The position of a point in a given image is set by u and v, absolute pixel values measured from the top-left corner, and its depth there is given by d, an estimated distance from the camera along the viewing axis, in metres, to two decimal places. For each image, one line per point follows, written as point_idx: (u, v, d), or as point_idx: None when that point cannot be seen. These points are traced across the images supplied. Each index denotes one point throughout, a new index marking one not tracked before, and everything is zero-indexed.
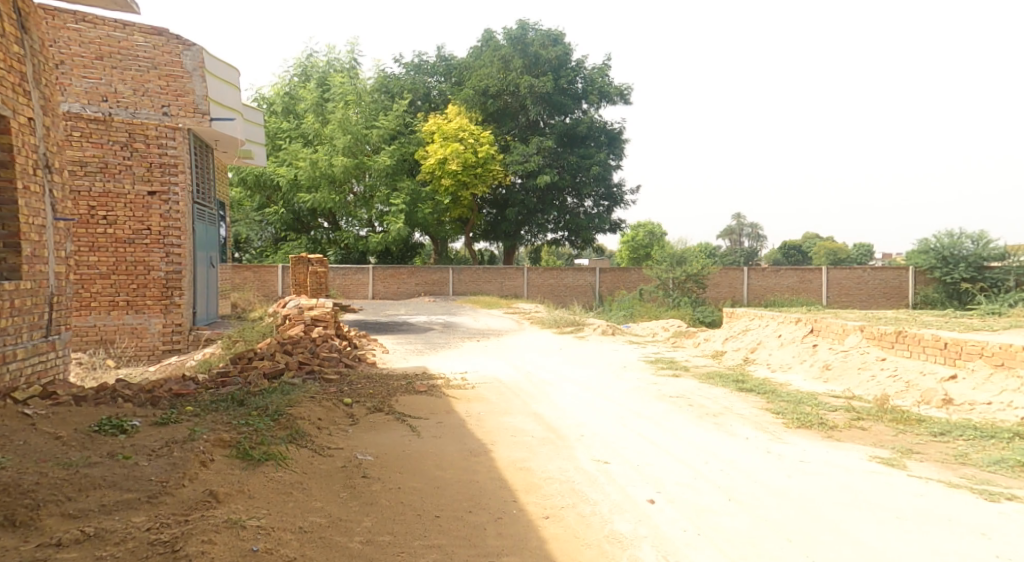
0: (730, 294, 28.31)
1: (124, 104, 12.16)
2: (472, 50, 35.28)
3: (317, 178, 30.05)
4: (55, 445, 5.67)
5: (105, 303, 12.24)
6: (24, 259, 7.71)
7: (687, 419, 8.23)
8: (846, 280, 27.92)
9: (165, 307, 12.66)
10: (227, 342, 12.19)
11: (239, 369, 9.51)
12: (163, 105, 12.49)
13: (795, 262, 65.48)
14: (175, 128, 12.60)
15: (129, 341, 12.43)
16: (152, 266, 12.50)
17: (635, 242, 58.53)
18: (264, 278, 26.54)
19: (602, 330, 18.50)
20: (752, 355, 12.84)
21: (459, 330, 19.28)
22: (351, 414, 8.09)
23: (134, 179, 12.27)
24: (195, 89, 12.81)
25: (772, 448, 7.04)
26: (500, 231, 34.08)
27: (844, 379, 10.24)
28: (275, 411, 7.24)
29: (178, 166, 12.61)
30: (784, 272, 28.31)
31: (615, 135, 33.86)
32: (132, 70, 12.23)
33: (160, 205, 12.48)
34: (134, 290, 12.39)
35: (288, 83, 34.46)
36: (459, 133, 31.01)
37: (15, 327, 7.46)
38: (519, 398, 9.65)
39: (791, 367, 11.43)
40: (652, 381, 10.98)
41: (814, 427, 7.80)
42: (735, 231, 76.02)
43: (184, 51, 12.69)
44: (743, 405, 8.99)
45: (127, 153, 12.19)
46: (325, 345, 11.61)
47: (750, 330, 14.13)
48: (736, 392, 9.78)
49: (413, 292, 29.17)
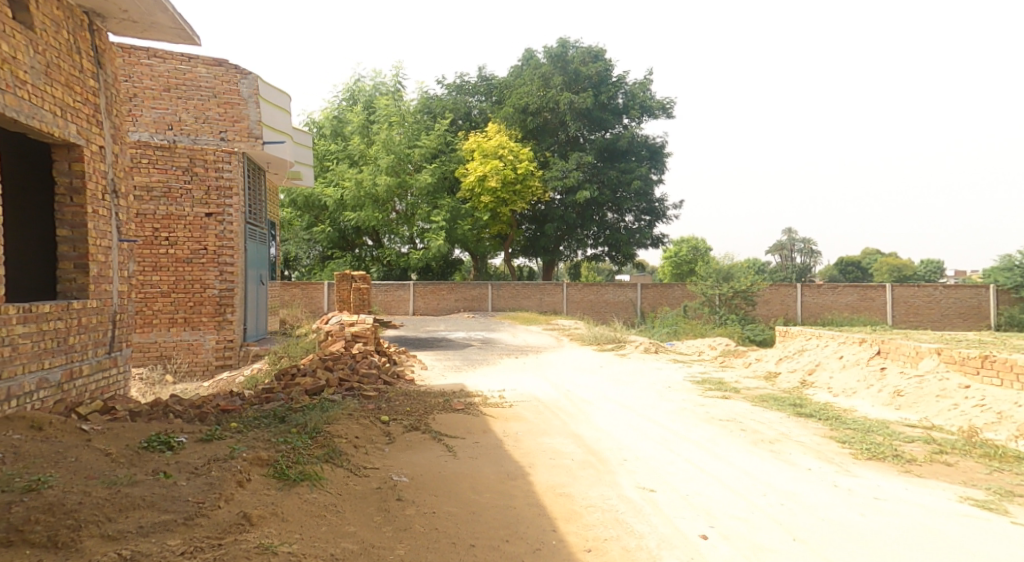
0: (782, 310, 27.78)
1: (187, 132, 12.26)
2: (512, 69, 35.21)
3: (362, 198, 30.18)
4: (105, 461, 5.47)
5: (165, 320, 12.26)
6: (92, 278, 7.68)
7: (740, 446, 7.90)
8: (915, 298, 27.23)
9: (219, 324, 12.63)
10: (272, 358, 12.10)
11: (281, 386, 9.40)
12: (220, 131, 12.54)
13: (851, 278, 64.09)
14: (231, 152, 12.62)
15: (186, 357, 12.41)
16: (207, 284, 12.50)
17: (678, 257, 57.66)
18: (310, 295, 26.68)
19: (645, 347, 18.12)
20: (810, 377, 12.51)
21: (498, 347, 19.08)
22: (388, 433, 7.88)
23: (193, 202, 12.34)
24: (251, 114, 12.82)
25: (838, 482, 6.65)
26: (539, 247, 33.89)
27: (920, 408, 9.86)
28: (313, 428, 7.04)
29: (233, 189, 12.62)
30: (842, 289, 27.57)
31: (656, 149, 33.48)
32: (194, 100, 12.31)
33: (217, 226, 12.51)
34: (191, 307, 12.40)
35: (335, 108, 34.76)
36: (498, 150, 30.95)
37: (81, 344, 7.48)
38: (558, 418, 9.36)
39: (857, 392, 11.07)
40: (698, 402, 10.63)
41: (888, 459, 7.43)
42: (787, 247, 74.51)
43: (241, 79, 12.66)
44: (802, 432, 8.65)
45: (188, 178, 12.28)
46: (364, 361, 11.46)
47: (807, 351, 13.77)
48: (794, 418, 9.53)
49: (453, 308, 29.08)
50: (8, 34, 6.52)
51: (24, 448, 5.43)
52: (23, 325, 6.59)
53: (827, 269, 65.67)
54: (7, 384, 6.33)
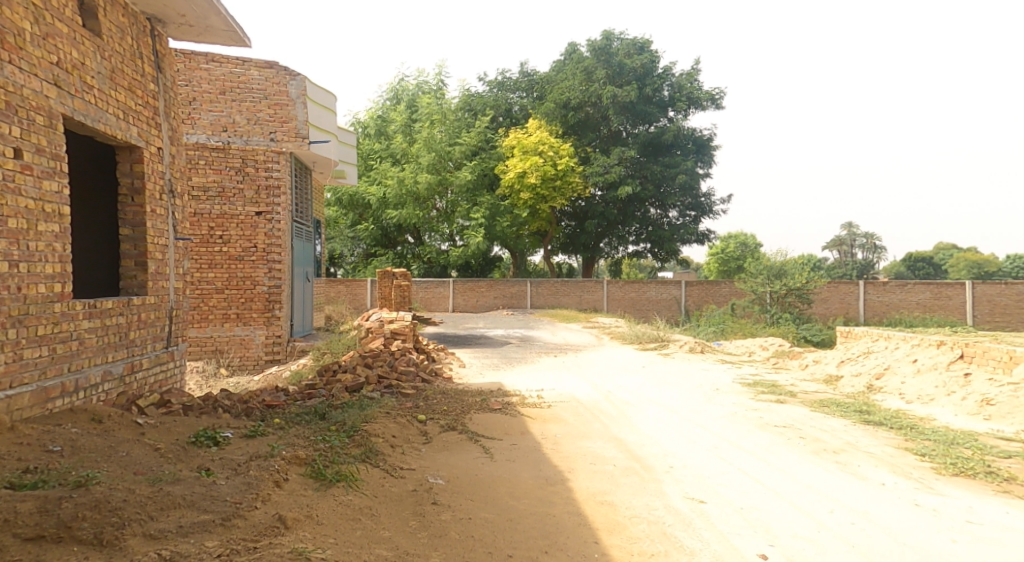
0: (842, 310, 27.18)
1: (240, 133, 12.33)
2: (555, 64, 34.95)
3: (403, 196, 30.32)
4: (154, 457, 5.43)
5: (219, 315, 12.37)
6: (150, 276, 7.70)
7: (800, 457, 7.70)
8: (1001, 297, 26.19)
9: (268, 320, 12.67)
10: (315, 354, 12.12)
11: (323, 382, 9.40)
12: (270, 131, 12.55)
13: (924, 275, 62.69)
14: (280, 152, 12.64)
15: (238, 351, 12.49)
16: (257, 280, 12.55)
17: (725, 254, 56.95)
18: (354, 292, 26.86)
19: (689, 347, 17.79)
20: (878, 381, 12.18)
21: (536, 344, 18.94)
22: (424, 433, 7.80)
23: (244, 201, 12.41)
24: (298, 115, 12.76)
25: (919, 500, 6.52)
26: (579, 244, 33.64)
27: (1013, 418, 9.55)
28: (351, 427, 6.97)
29: (281, 188, 12.65)
30: (913, 287, 26.90)
31: (703, 142, 32.92)
32: (247, 101, 12.36)
33: (266, 225, 12.56)
34: (242, 303, 12.47)
35: (380, 108, 34.88)
36: (539, 147, 30.71)
37: (141, 339, 7.49)
38: (599, 420, 9.21)
39: (934, 398, 10.81)
40: (749, 407, 10.38)
41: (981, 477, 7.24)
42: (848, 243, 73.00)
43: (291, 80, 12.62)
44: (871, 442, 8.44)
45: (240, 177, 12.36)
46: (403, 358, 11.39)
47: (874, 353, 13.40)
48: (862, 426, 9.27)
49: (492, 305, 29.02)
50: (78, 40, 6.58)
51: (80, 441, 5.44)
52: (88, 320, 6.59)
53: (896, 265, 64.00)
54: (74, 376, 6.35)
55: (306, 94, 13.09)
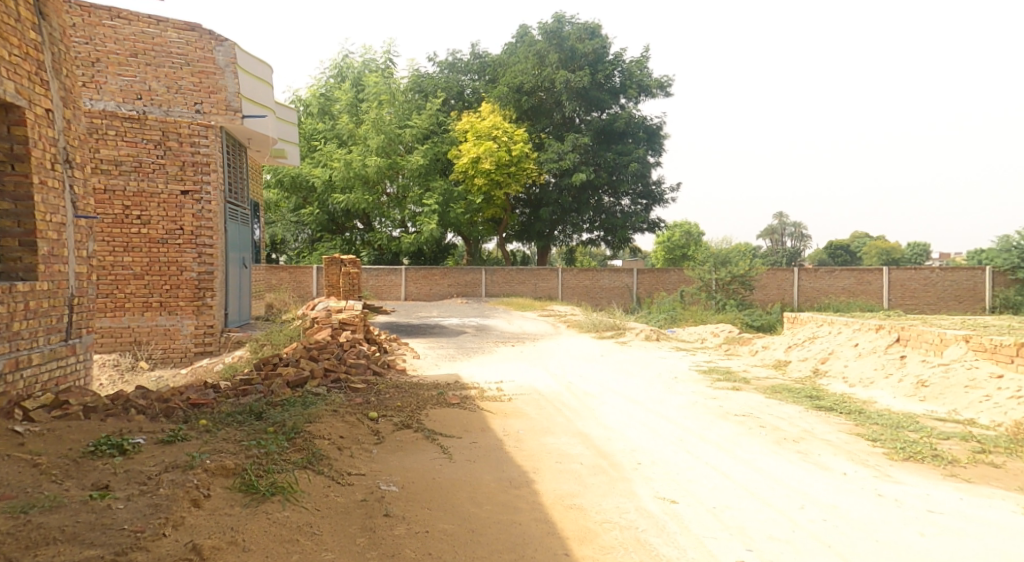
0: (778, 296, 27.11)
1: (157, 102, 11.43)
2: (506, 47, 34.28)
3: (351, 179, 29.37)
4: (34, 476, 4.68)
5: (139, 304, 11.52)
6: (41, 258, 7.00)
7: (766, 448, 7.26)
8: (911, 280, 26.53)
9: (197, 308, 11.87)
10: (255, 346, 11.32)
11: (262, 376, 8.68)
12: (196, 102, 11.73)
13: (839, 261, 63.91)
14: (207, 125, 11.83)
15: (162, 343, 11.68)
16: (184, 266, 11.73)
17: (671, 242, 57.22)
18: (299, 279, 25.88)
19: (645, 334, 17.41)
20: (822, 366, 11.90)
21: (493, 334, 18.34)
22: (376, 432, 7.15)
23: (167, 178, 11.55)
24: (228, 85, 12.03)
25: (882, 490, 6.11)
26: (534, 232, 33.17)
27: (947, 399, 9.31)
28: (292, 428, 6.30)
29: (211, 165, 11.84)
30: (839, 273, 26.95)
31: (654, 130, 32.63)
32: (165, 67, 11.49)
33: (193, 204, 11.73)
34: (166, 291, 11.65)
35: (324, 85, 33.67)
36: (493, 132, 30.17)
37: (31, 331, 6.77)
38: (561, 414, 8.68)
39: (873, 382, 10.53)
40: (708, 396, 9.95)
41: (928, 461, 6.90)
42: (779, 231, 73.96)
43: (217, 46, 11.91)
44: (827, 429, 8.07)
45: (160, 152, 11.47)
46: (352, 350, 10.69)
47: (818, 338, 13.13)
48: (815, 412, 8.90)
49: (446, 293, 28.35)
50: None
51: None
52: None
53: (817, 253, 65.34)
54: None
55: (237, 63, 12.37)
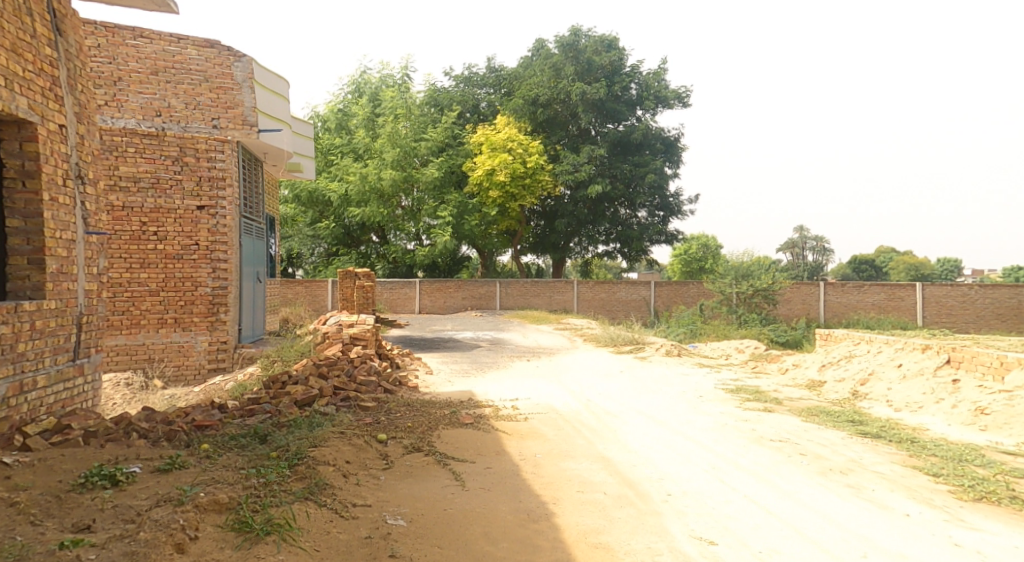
0: (803, 310, 26.38)
1: (177, 119, 11.14)
2: (523, 60, 34.00)
3: (367, 193, 29.11)
4: (11, 517, 4.29)
5: (154, 321, 11.15)
6: (49, 276, 6.62)
7: (809, 479, 6.76)
8: (948, 297, 25.91)
9: (211, 324, 11.52)
10: (264, 363, 10.93)
11: (270, 395, 8.31)
12: (213, 117, 11.45)
13: (864, 275, 63.02)
14: (224, 141, 11.53)
15: (176, 360, 11.32)
16: (199, 282, 11.39)
17: (689, 256, 56.59)
18: (314, 293, 25.57)
19: (666, 350, 16.86)
20: (862, 388, 11.34)
21: (508, 348, 17.90)
22: (385, 456, 6.72)
23: (183, 194, 11.22)
24: (245, 100, 11.74)
25: (954, 539, 5.60)
26: (549, 243, 32.76)
27: (1012, 429, 8.74)
28: (296, 453, 5.88)
29: (227, 180, 11.52)
30: (869, 288, 26.25)
31: (672, 141, 32.17)
32: (184, 84, 11.18)
33: (209, 219, 11.40)
34: (181, 307, 11.29)
35: (341, 101, 33.53)
36: (507, 144, 29.80)
37: (36, 352, 6.40)
38: (581, 435, 8.21)
39: (923, 407, 9.98)
40: (738, 417, 9.44)
41: (1006, 503, 6.35)
42: (798, 244, 72.93)
43: (235, 62, 11.57)
44: (877, 460, 7.53)
45: (178, 167, 11.16)
46: (363, 366, 10.27)
47: (856, 357, 12.57)
48: (860, 439, 8.37)
49: (460, 306, 27.94)
50: None
51: None
52: None
53: (840, 267, 64.36)
54: None
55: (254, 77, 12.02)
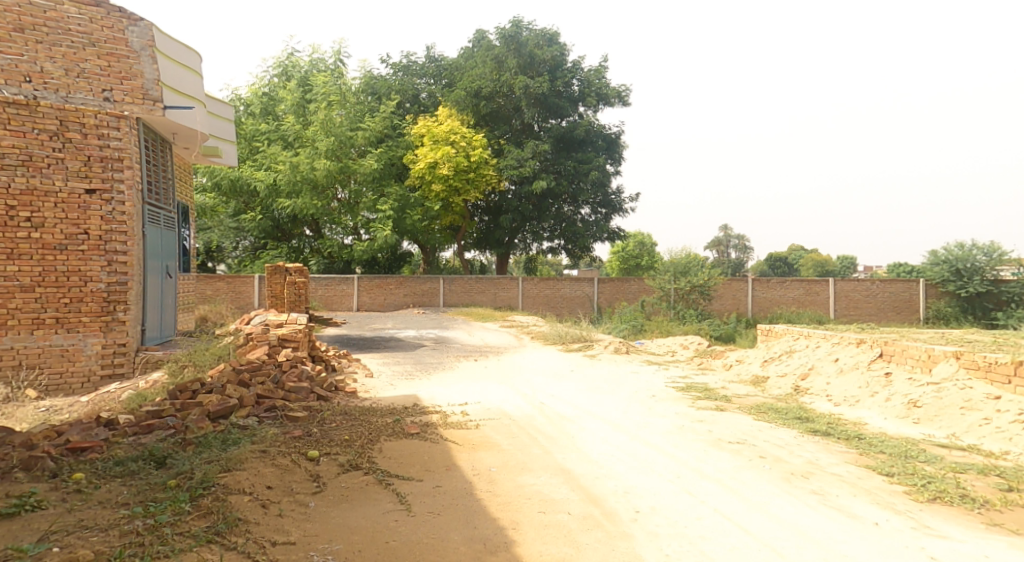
0: (734, 306, 26.09)
1: (53, 86, 10.10)
2: (463, 51, 33.13)
3: (298, 183, 27.90)
4: None
5: (27, 321, 10.00)
6: None
7: (774, 486, 6.13)
8: (855, 292, 26.09)
9: (105, 325, 10.50)
10: (173, 369, 9.86)
11: (176, 406, 7.47)
12: (104, 89, 10.50)
13: (780, 272, 64.10)
14: (119, 116, 10.59)
15: (57, 366, 10.20)
16: (91, 277, 10.37)
17: (625, 253, 56.52)
18: (239, 290, 24.27)
19: (615, 348, 16.24)
20: (803, 382, 10.87)
21: (453, 347, 17.06)
22: (315, 477, 6.01)
23: (67, 175, 10.19)
24: (144, 71, 10.86)
25: (929, 551, 5.07)
26: (493, 239, 32.12)
27: (944, 422, 8.35)
28: (201, 481, 5.60)
29: (124, 160, 10.58)
30: (790, 282, 26.19)
31: (614, 139, 31.73)
32: (62, 46, 10.20)
33: (101, 205, 10.41)
34: (65, 305, 10.22)
35: (267, 85, 32.07)
36: (450, 136, 28.92)
37: None
38: (538, 444, 7.48)
39: (859, 401, 9.53)
40: (694, 418, 8.80)
41: (959, 504, 5.85)
42: (725, 243, 74.04)
43: (130, 26, 10.75)
44: (832, 460, 6.95)
45: (58, 144, 10.13)
46: (294, 371, 9.35)
47: (795, 352, 12.11)
48: (811, 438, 7.82)
49: (401, 303, 27.00)
50: None
51: None
52: None
53: (758, 264, 65.64)
54: None
55: (157, 46, 11.16)
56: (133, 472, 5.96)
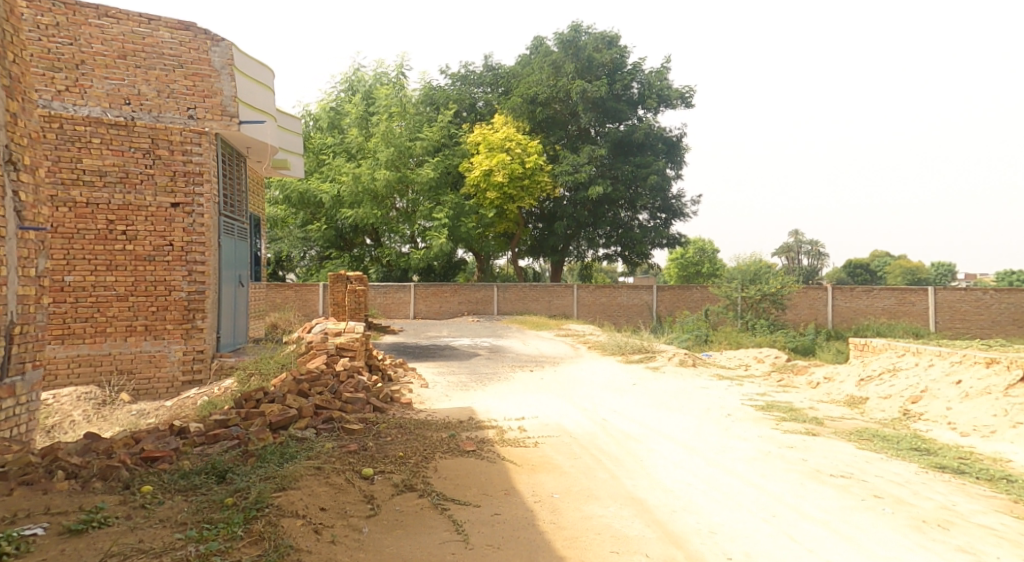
0: (811, 315, 25.17)
1: (148, 107, 10.07)
2: (521, 58, 32.77)
3: (360, 194, 27.97)
4: None
5: (122, 328, 10.00)
6: None
7: (905, 541, 5.60)
8: (960, 302, 24.73)
9: (187, 332, 10.36)
10: (241, 377, 9.66)
11: (241, 415, 7.22)
12: (189, 107, 10.35)
13: (863, 280, 62.39)
14: (201, 132, 10.43)
15: (146, 372, 10.15)
16: (174, 286, 10.25)
17: (684, 259, 55.37)
18: (305, 298, 24.33)
19: (679, 360, 15.60)
20: (914, 406, 10.14)
21: (508, 356, 16.63)
22: (370, 498, 5.63)
23: (156, 190, 10.12)
24: (224, 89, 10.59)
25: None
26: (547, 246, 31.54)
27: None
28: (256, 500, 5.27)
29: (204, 175, 10.39)
30: (878, 293, 25.01)
31: (674, 142, 31.02)
32: (156, 70, 10.14)
33: (184, 218, 10.28)
34: (153, 313, 10.14)
35: (334, 99, 32.23)
36: (505, 143, 28.69)
37: None
38: (602, 467, 7.02)
39: (996, 432, 8.75)
40: (782, 443, 8.20)
41: None
42: (794, 249, 72.05)
43: (212, 47, 10.51)
44: (975, 507, 6.35)
45: (149, 161, 10.08)
46: (350, 382, 9.05)
47: (901, 370, 11.34)
48: (948, 478, 7.13)
49: (456, 311, 26.74)
50: None
51: None
52: None
53: (836, 271, 63.56)
54: None
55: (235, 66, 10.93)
56: (196, 487, 5.67)
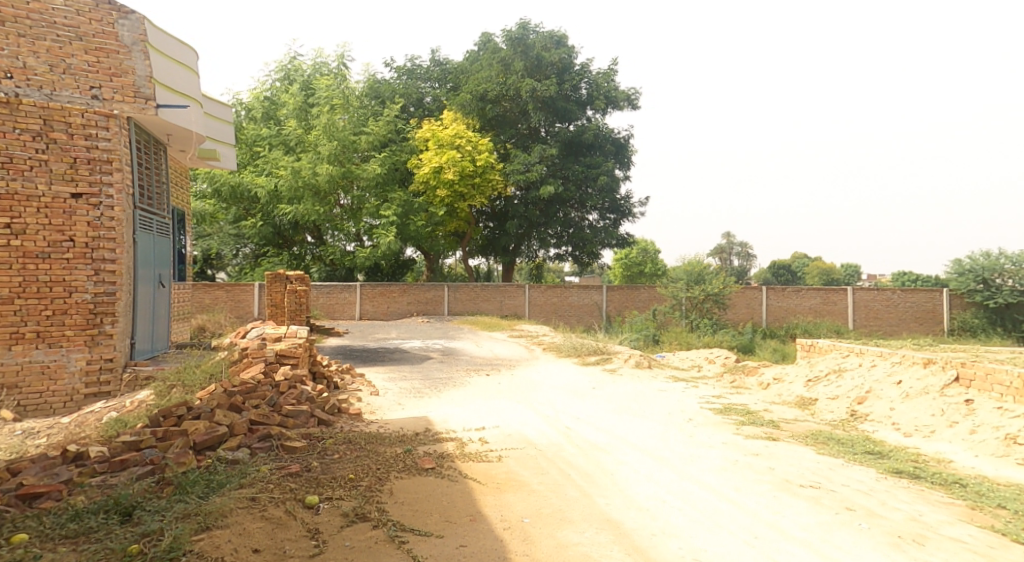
0: (748, 315, 24.99)
1: (37, 84, 9.13)
2: (469, 53, 32.13)
3: (300, 189, 26.90)
4: None
5: (5, 336, 8.99)
6: None
7: None
8: (874, 302, 25.05)
9: (91, 339, 9.46)
10: (160, 390, 8.78)
11: (157, 436, 6.42)
12: (92, 86, 9.51)
13: (784, 280, 63.10)
14: (109, 115, 9.58)
15: (38, 385, 9.17)
16: (76, 287, 9.34)
17: (627, 259, 55.33)
18: (237, 298, 23.23)
19: (636, 362, 15.16)
20: (859, 407, 9.85)
21: (462, 360, 15.98)
22: (315, 535, 4.97)
23: (51, 178, 9.21)
24: (136, 67, 9.85)
25: None
26: (499, 246, 31.01)
27: None
28: (169, 547, 4.60)
29: (113, 163, 9.57)
30: (806, 292, 25.08)
31: (622, 143, 30.78)
32: (47, 40, 9.23)
33: (88, 210, 9.41)
34: (47, 317, 9.21)
35: (269, 89, 31.02)
36: (455, 140, 28.00)
37: None
38: (573, 484, 6.44)
39: (935, 432, 8.53)
40: (748, 450, 7.76)
41: None
42: (725, 250, 73.01)
43: (120, 19, 9.80)
44: (943, 517, 5.98)
45: (42, 145, 9.15)
46: (292, 393, 8.29)
47: (846, 370, 11.08)
48: (902, 483, 6.79)
49: (405, 312, 25.98)
50: None
51: None
52: None
53: (760, 271, 64.41)
54: None
55: (151, 44, 10.19)
56: (90, 532, 4.90)
